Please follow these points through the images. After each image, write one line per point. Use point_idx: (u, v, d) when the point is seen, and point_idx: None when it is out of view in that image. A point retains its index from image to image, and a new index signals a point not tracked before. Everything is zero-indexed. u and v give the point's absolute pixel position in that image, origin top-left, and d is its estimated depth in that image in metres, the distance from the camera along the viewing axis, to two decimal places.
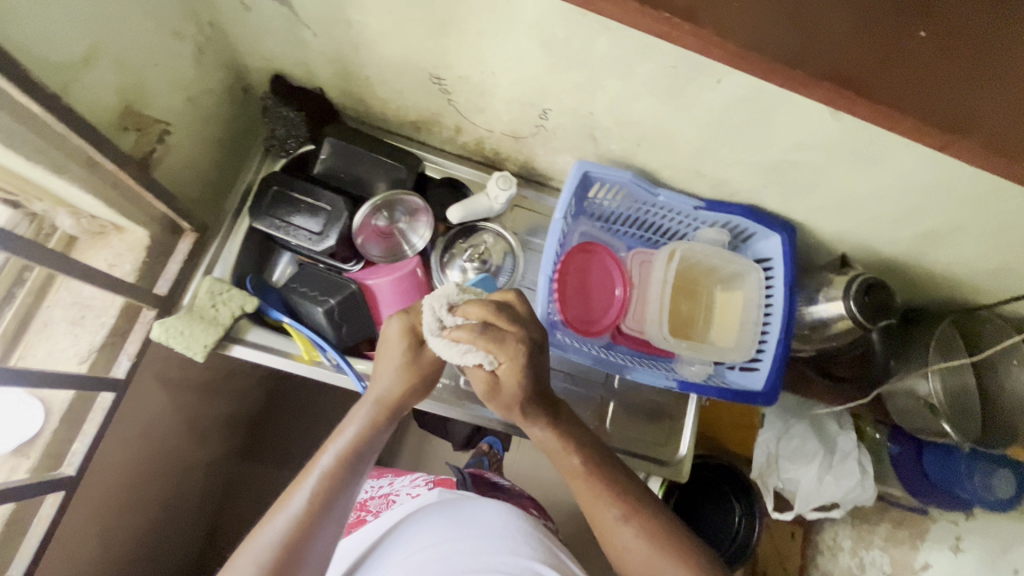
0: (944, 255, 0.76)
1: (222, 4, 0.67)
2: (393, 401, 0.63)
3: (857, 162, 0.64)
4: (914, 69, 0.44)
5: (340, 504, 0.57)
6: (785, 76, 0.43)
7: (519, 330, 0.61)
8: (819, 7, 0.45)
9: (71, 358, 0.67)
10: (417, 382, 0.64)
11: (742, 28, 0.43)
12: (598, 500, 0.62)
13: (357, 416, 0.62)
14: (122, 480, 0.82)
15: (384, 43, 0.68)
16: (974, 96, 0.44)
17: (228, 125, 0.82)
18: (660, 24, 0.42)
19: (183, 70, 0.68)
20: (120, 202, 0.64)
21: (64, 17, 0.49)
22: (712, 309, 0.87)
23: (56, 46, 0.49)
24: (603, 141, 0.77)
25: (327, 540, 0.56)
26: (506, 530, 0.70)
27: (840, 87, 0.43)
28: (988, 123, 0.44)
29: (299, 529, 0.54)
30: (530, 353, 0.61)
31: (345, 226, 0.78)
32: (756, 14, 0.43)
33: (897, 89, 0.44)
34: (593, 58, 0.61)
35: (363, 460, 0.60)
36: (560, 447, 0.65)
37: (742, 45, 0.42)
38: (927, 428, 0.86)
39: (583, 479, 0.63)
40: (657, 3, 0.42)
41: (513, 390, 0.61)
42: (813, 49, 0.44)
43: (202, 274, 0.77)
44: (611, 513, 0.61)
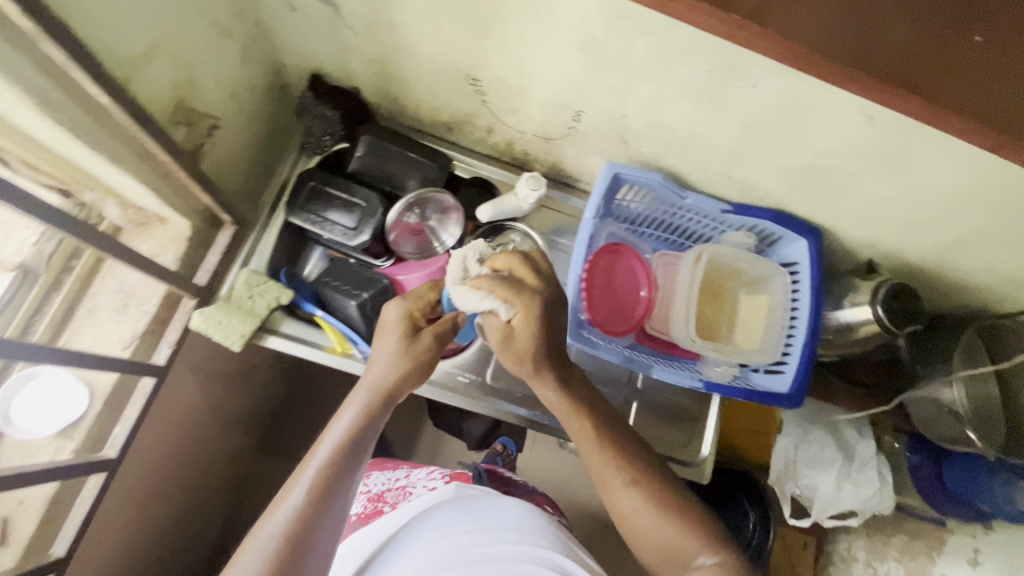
0: (971, 263, 0.77)
1: (269, 4, 0.69)
2: (388, 388, 0.62)
3: (889, 168, 0.65)
4: (968, 72, 0.45)
5: (341, 495, 0.56)
6: (844, 76, 0.44)
7: (539, 284, 0.63)
8: (881, 8, 0.45)
9: (115, 344, 0.69)
10: (414, 367, 0.63)
11: (805, 28, 0.44)
12: (606, 464, 0.61)
13: (352, 405, 0.61)
14: (153, 466, 0.84)
15: (425, 45, 0.70)
16: None
17: (265, 121, 0.85)
18: (725, 25, 0.43)
19: (230, 67, 0.71)
20: (168, 194, 0.66)
21: (129, 14, 0.51)
22: (738, 311, 0.87)
23: (123, 42, 0.52)
24: (634, 144, 0.78)
25: (330, 534, 0.54)
26: (518, 521, 0.70)
27: (898, 87, 0.44)
28: None
29: (301, 523, 0.52)
30: (546, 306, 0.62)
31: (379, 222, 0.80)
32: (819, 15, 0.45)
33: (949, 90, 0.45)
34: (631, 62, 0.62)
35: (361, 449, 0.59)
36: (570, 411, 0.65)
37: (803, 44, 0.43)
38: (951, 435, 0.85)
39: (591, 443, 0.63)
40: (726, 5, 0.43)
41: (527, 340, 0.61)
42: (873, 49, 0.45)
43: (238, 266, 0.79)
44: (618, 478, 0.61)
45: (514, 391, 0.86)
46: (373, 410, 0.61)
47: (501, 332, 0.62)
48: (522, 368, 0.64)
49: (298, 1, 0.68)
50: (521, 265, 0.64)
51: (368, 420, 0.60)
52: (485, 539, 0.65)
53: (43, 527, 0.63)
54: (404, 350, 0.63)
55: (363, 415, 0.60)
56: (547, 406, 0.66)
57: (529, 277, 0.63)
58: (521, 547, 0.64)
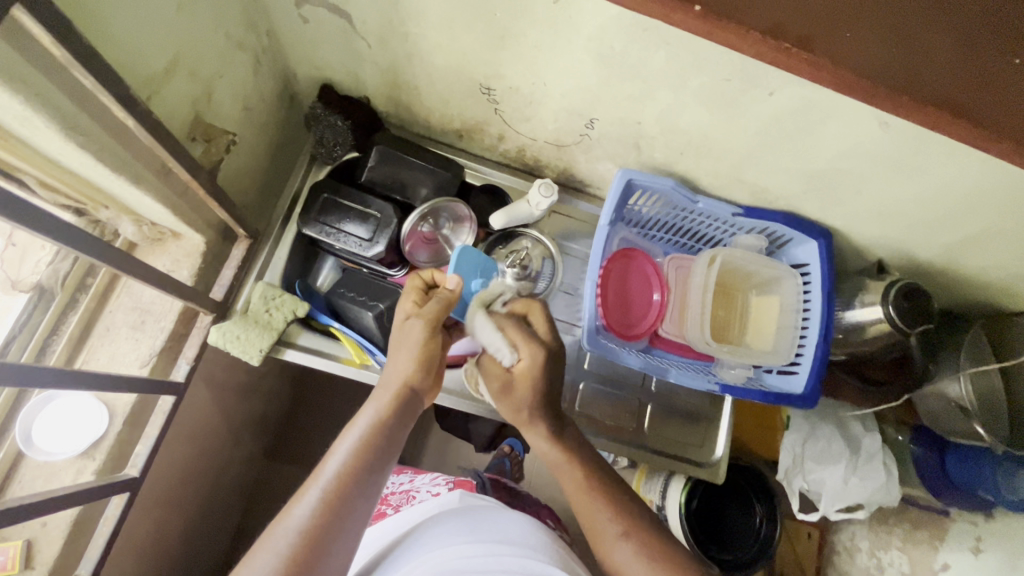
0: (977, 262, 0.79)
1: (281, 14, 0.69)
2: (409, 386, 0.63)
3: (902, 172, 0.66)
4: (1014, 94, 0.46)
5: (363, 493, 0.56)
6: (893, 101, 0.45)
7: (551, 337, 0.67)
8: (929, 33, 0.46)
9: (133, 361, 0.69)
10: (431, 364, 0.65)
11: (854, 55, 0.45)
12: (600, 511, 0.62)
13: (373, 404, 0.62)
14: (169, 481, 0.84)
15: (438, 55, 0.70)
16: None
17: (274, 132, 0.84)
18: (774, 53, 0.44)
19: (240, 80, 0.70)
20: (182, 209, 0.66)
21: (139, 32, 0.51)
22: (748, 311, 0.88)
23: (133, 59, 0.51)
24: (646, 150, 0.79)
25: (352, 531, 0.54)
26: (519, 536, 0.69)
27: (945, 111, 0.45)
28: None
29: (322, 517, 0.52)
30: (551, 359, 0.66)
31: (394, 232, 0.79)
32: (867, 40, 0.45)
33: (999, 115, 0.45)
34: (647, 71, 0.63)
35: (384, 448, 0.59)
36: (564, 461, 0.65)
37: (853, 71, 0.44)
38: (960, 429, 0.87)
39: (584, 492, 0.63)
40: (774, 33, 0.44)
41: (524, 393, 0.65)
42: (921, 72, 0.46)
43: (253, 279, 0.79)
44: (611, 529, 0.61)
45: None
46: (394, 409, 0.62)
47: (498, 380, 0.67)
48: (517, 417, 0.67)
49: (311, 13, 0.68)
50: (539, 316, 0.69)
51: (389, 419, 0.61)
52: (485, 549, 0.64)
53: (68, 549, 0.63)
54: (424, 345, 0.64)
55: (384, 413, 0.61)
56: (540, 454, 0.67)
57: (544, 330, 0.68)
58: (521, 560, 0.64)
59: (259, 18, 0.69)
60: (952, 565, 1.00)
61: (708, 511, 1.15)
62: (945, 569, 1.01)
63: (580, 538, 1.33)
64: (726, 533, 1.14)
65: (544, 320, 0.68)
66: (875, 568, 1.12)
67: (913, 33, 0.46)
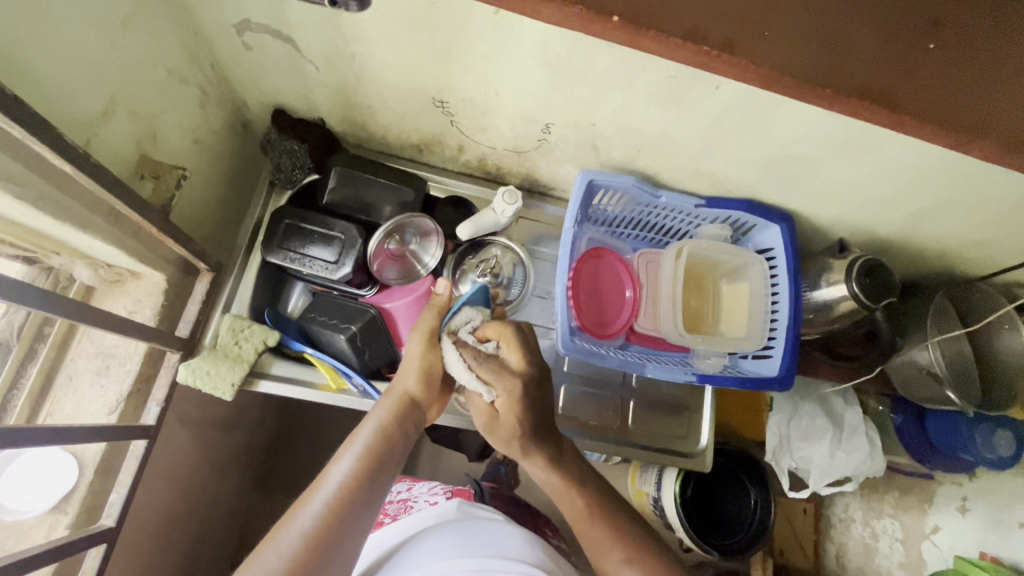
0: (933, 233, 0.81)
1: (223, 42, 0.68)
2: (412, 395, 0.66)
3: (851, 153, 0.67)
4: (930, 80, 0.47)
5: (368, 498, 0.57)
6: (818, 95, 0.46)
7: (524, 366, 0.68)
8: (845, 24, 0.47)
9: (100, 409, 0.67)
10: (432, 377, 0.67)
11: (775, 54, 0.46)
12: (602, 539, 0.63)
13: (375, 413, 0.64)
14: (153, 525, 0.82)
15: (387, 72, 0.70)
16: (988, 98, 0.48)
17: (229, 161, 0.83)
18: (696, 55, 0.45)
19: (186, 113, 0.69)
20: (136, 248, 0.64)
21: (64, 73, 0.50)
22: (720, 300, 0.89)
23: (60, 102, 0.50)
24: (605, 150, 0.79)
25: (357, 538, 0.55)
26: (515, 552, 0.69)
27: (866, 100, 0.47)
28: (1001, 119, 0.47)
29: (327, 522, 0.53)
30: (526, 389, 0.67)
31: (361, 252, 0.79)
32: (785, 38, 0.46)
33: (922, 98, 0.47)
34: (594, 73, 0.63)
35: (389, 455, 0.60)
36: (563, 490, 0.67)
37: (774, 69, 0.45)
38: (931, 395, 0.88)
39: (586, 519, 0.65)
40: (693, 35, 0.45)
41: (510, 424, 0.66)
42: (840, 64, 0.47)
43: (220, 313, 0.78)
44: (612, 557, 0.61)
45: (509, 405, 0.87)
46: (398, 417, 0.64)
47: (481, 419, 0.68)
48: (513, 450, 0.68)
49: (253, 40, 0.67)
50: (512, 340, 0.67)
51: (392, 426, 0.63)
52: (480, 564, 0.64)
53: None
54: (424, 359, 0.66)
55: (386, 420, 0.63)
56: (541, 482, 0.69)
57: (514, 357, 0.68)
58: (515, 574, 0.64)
59: (201, 49, 0.68)
60: (942, 527, 1.05)
61: (705, 495, 1.17)
62: (937, 531, 1.06)
63: None
64: (721, 517, 1.15)
65: (518, 347, 0.67)
66: (869, 537, 1.16)
67: (833, 25, 0.47)
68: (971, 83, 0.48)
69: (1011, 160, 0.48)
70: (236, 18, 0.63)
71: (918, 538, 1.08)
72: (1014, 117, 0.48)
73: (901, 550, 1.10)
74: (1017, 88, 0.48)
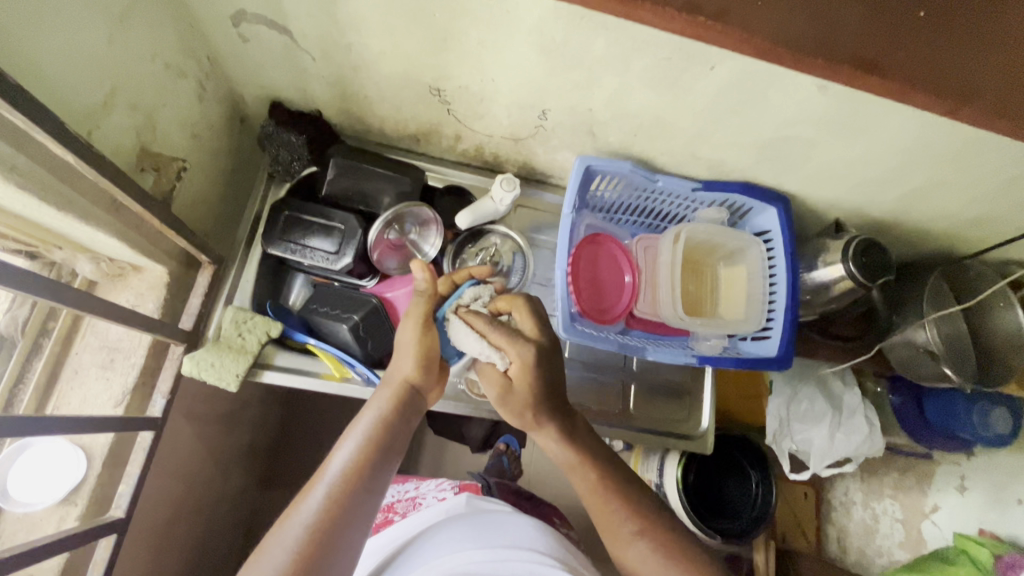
0: (927, 212, 0.82)
1: (218, 34, 0.68)
2: (409, 383, 0.66)
3: (846, 133, 0.68)
4: (918, 48, 0.48)
5: (370, 487, 0.57)
6: (808, 64, 0.47)
7: (539, 334, 0.67)
8: None
9: (107, 402, 0.67)
10: (429, 363, 0.67)
11: (765, 23, 0.46)
12: (616, 513, 0.64)
13: (375, 403, 0.64)
14: (160, 519, 0.83)
15: (384, 61, 0.70)
16: (975, 67, 0.48)
17: (227, 153, 0.83)
18: (693, 27, 0.45)
19: (184, 106, 0.70)
20: (138, 240, 0.65)
21: (65, 64, 0.50)
22: (718, 283, 0.90)
23: (62, 92, 0.50)
24: (602, 135, 0.80)
25: (360, 526, 0.56)
26: (526, 540, 0.70)
27: (857, 68, 0.47)
28: (988, 88, 0.48)
29: (330, 513, 0.54)
30: (541, 355, 0.66)
31: (361, 243, 0.79)
32: (776, 10, 0.47)
33: (910, 69, 0.48)
34: (590, 57, 0.63)
35: (388, 445, 0.61)
36: (578, 461, 0.67)
37: (766, 39, 0.46)
38: (928, 373, 0.89)
39: (595, 494, 0.65)
40: (687, 8, 0.45)
41: (522, 392, 0.66)
42: (829, 33, 0.47)
43: (223, 304, 0.79)
44: (626, 528, 0.63)
45: None
46: (397, 405, 0.64)
47: (498, 388, 0.68)
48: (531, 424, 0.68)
49: (249, 32, 0.67)
50: (523, 309, 0.67)
51: (392, 415, 0.63)
52: (492, 554, 0.65)
53: None
54: (420, 344, 0.66)
55: (386, 409, 0.63)
56: (553, 455, 0.69)
57: (529, 326, 0.67)
58: (529, 565, 0.65)
59: (198, 42, 0.68)
60: (941, 506, 1.07)
61: (707, 481, 1.18)
62: (936, 510, 1.08)
63: (586, 523, 1.36)
64: (723, 502, 1.16)
65: (530, 316, 0.67)
66: (870, 519, 1.17)
67: None
68: (959, 52, 0.48)
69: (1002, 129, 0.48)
70: (232, 10, 0.63)
71: (919, 518, 1.10)
72: (1004, 86, 0.48)
73: (901, 531, 1.12)
74: (1006, 56, 0.49)
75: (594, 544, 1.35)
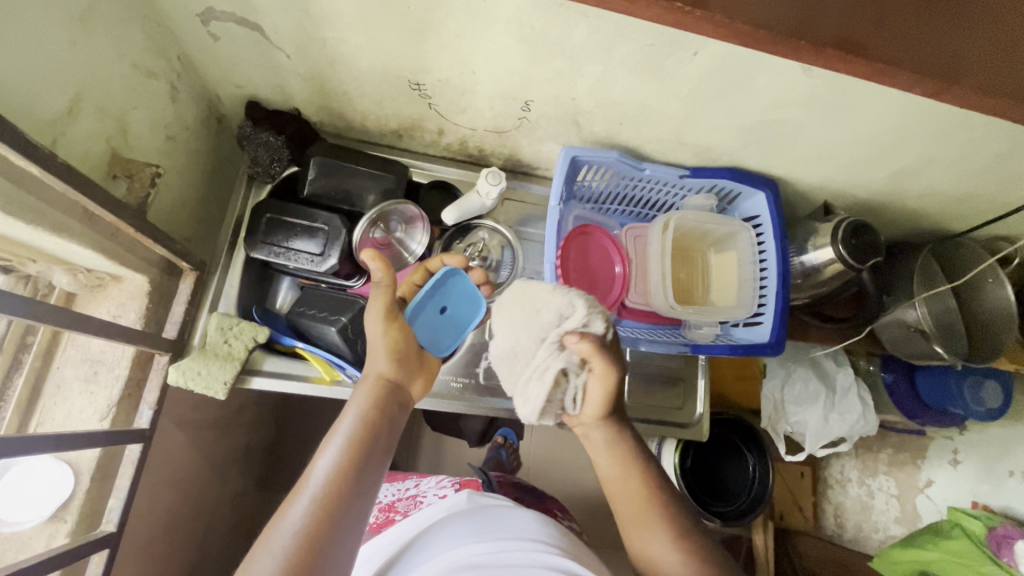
0: (916, 191, 0.81)
1: (187, 33, 0.66)
2: (387, 379, 0.65)
3: (833, 114, 0.67)
4: (900, 29, 0.47)
5: (357, 488, 0.58)
6: (789, 48, 0.46)
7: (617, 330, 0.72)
8: None
9: (92, 415, 0.66)
10: (402, 355, 0.67)
11: (745, 5, 0.45)
12: (646, 517, 0.65)
13: (354, 402, 0.63)
14: (156, 529, 0.82)
15: (361, 56, 0.68)
16: (963, 46, 0.47)
17: (206, 156, 0.81)
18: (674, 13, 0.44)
19: (157, 109, 0.68)
20: (115, 249, 0.63)
21: (24, 72, 0.48)
22: (709, 271, 0.89)
23: (23, 101, 0.48)
24: (587, 125, 0.78)
25: (350, 528, 0.56)
26: (529, 531, 0.70)
27: (842, 50, 0.46)
28: (977, 66, 0.47)
29: (317, 519, 0.54)
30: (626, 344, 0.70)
31: (345, 243, 0.78)
32: None
33: (896, 50, 0.47)
34: (572, 45, 0.62)
35: (371, 445, 0.61)
36: (625, 466, 0.68)
37: (746, 22, 0.44)
38: (921, 352, 0.89)
39: (623, 486, 0.67)
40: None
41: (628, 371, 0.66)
42: (809, 16, 0.46)
43: (207, 312, 0.77)
44: (658, 531, 0.64)
45: None
46: (376, 402, 0.64)
47: (603, 376, 0.62)
48: (599, 416, 0.66)
49: (220, 30, 0.65)
50: None
51: (374, 414, 0.63)
52: (495, 546, 0.65)
53: None
54: (386, 338, 0.66)
55: (367, 408, 0.63)
56: (599, 457, 0.69)
57: None
58: (532, 554, 0.65)
59: (167, 41, 0.66)
60: (935, 481, 1.09)
61: (705, 465, 1.19)
62: (930, 485, 1.09)
63: (586, 511, 1.37)
64: (723, 485, 1.17)
65: None
66: (866, 495, 1.19)
67: None
68: (943, 31, 0.47)
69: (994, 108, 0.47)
70: (200, 8, 0.61)
71: (913, 493, 1.11)
72: (995, 63, 0.47)
73: (896, 506, 1.14)
74: (992, 33, 0.47)
75: (594, 532, 1.36)
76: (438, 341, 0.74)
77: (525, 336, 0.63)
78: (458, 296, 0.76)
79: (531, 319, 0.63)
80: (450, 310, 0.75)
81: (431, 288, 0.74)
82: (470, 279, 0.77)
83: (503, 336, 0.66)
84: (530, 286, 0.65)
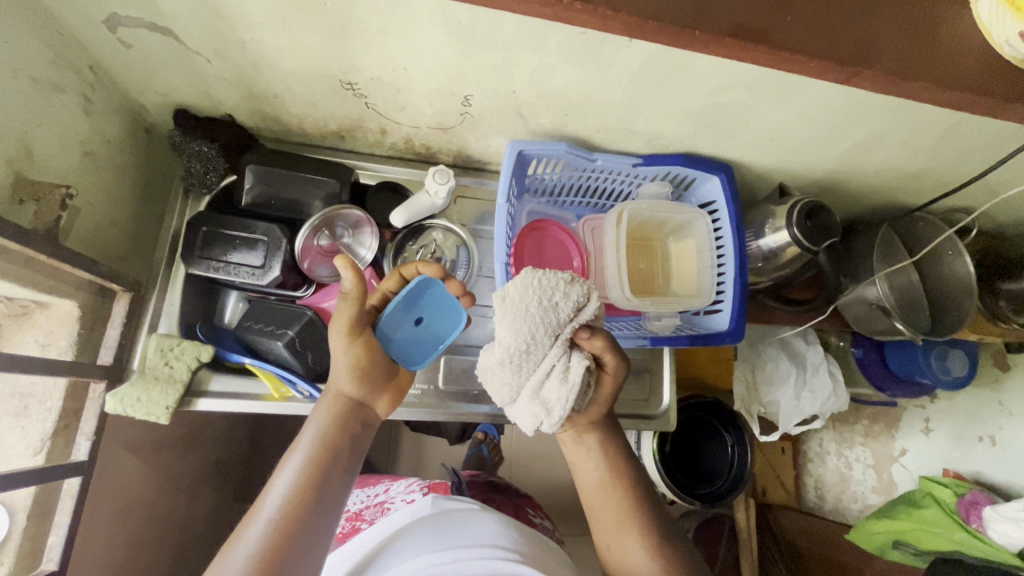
0: (869, 168, 0.80)
1: (94, 41, 0.62)
2: (349, 396, 0.63)
3: (776, 96, 0.65)
4: (805, 11, 0.48)
5: (316, 511, 0.56)
6: (693, 39, 0.46)
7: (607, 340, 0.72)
8: None
9: (24, 452, 0.63)
10: (366, 373, 0.63)
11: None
12: (618, 526, 0.65)
13: (314, 420, 0.61)
14: (116, 558, 0.79)
15: (284, 57, 0.65)
16: (866, 28, 0.48)
17: (134, 169, 0.77)
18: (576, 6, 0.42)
19: (69, 124, 0.64)
20: (32, 276, 0.60)
21: None
22: (669, 260, 0.88)
23: None
24: (532, 117, 0.76)
25: (310, 551, 0.54)
26: (491, 537, 0.69)
27: (743, 38, 0.46)
28: (880, 47, 0.49)
29: (273, 543, 0.52)
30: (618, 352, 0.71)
31: (288, 254, 0.75)
32: None
33: (800, 34, 0.48)
34: (502, 37, 0.59)
35: (331, 464, 0.58)
36: (611, 474, 0.68)
37: (637, 14, 0.45)
38: (883, 327, 0.89)
39: (604, 491, 0.67)
40: None
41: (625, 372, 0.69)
42: (712, 5, 0.46)
43: (146, 333, 0.74)
44: (633, 540, 0.64)
45: (471, 389, 0.86)
46: (337, 420, 0.61)
47: (613, 370, 0.66)
48: (597, 417, 0.68)
49: (129, 36, 0.61)
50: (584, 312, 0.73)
51: (334, 432, 0.60)
52: (452, 555, 0.64)
53: None
54: (348, 355, 0.62)
55: (326, 426, 0.60)
56: (586, 468, 0.69)
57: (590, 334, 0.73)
58: (490, 563, 0.63)
59: (73, 52, 0.62)
60: (909, 449, 1.10)
61: (682, 450, 1.19)
62: (903, 454, 1.10)
63: (570, 501, 1.37)
64: (702, 469, 1.17)
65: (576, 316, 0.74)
66: (844, 467, 1.20)
67: None
68: (848, 12, 0.48)
69: (897, 90, 0.49)
70: (102, 14, 0.58)
71: (888, 462, 1.12)
72: (896, 42, 0.49)
73: (873, 476, 1.14)
74: (890, 13, 0.49)
75: (579, 521, 1.36)
76: (410, 354, 0.69)
77: (542, 332, 0.61)
78: (435, 307, 0.71)
79: (548, 313, 0.60)
80: (426, 321, 0.70)
81: (403, 301, 0.68)
82: (447, 289, 0.70)
83: (515, 334, 0.60)
84: (543, 276, 0.61)
